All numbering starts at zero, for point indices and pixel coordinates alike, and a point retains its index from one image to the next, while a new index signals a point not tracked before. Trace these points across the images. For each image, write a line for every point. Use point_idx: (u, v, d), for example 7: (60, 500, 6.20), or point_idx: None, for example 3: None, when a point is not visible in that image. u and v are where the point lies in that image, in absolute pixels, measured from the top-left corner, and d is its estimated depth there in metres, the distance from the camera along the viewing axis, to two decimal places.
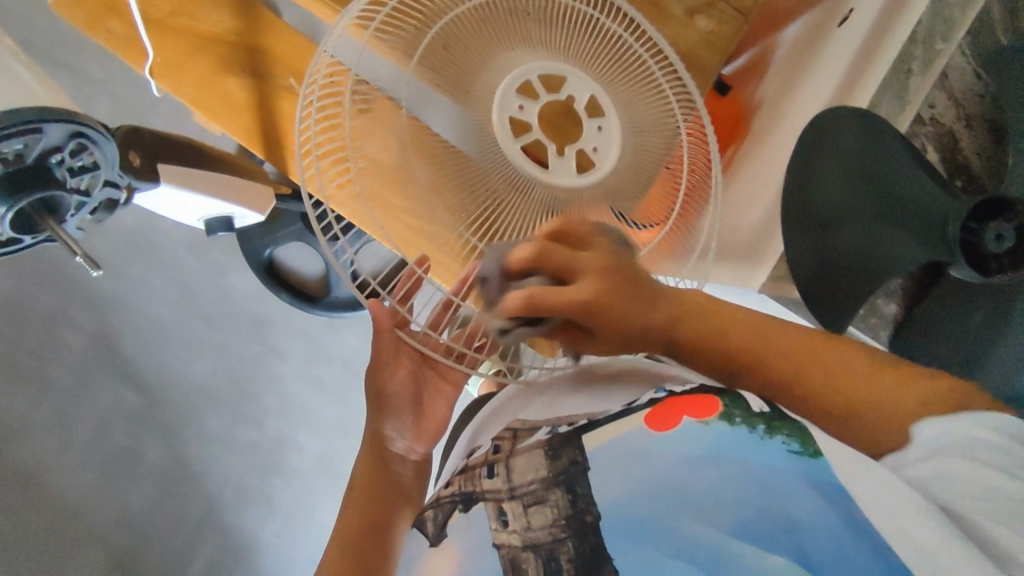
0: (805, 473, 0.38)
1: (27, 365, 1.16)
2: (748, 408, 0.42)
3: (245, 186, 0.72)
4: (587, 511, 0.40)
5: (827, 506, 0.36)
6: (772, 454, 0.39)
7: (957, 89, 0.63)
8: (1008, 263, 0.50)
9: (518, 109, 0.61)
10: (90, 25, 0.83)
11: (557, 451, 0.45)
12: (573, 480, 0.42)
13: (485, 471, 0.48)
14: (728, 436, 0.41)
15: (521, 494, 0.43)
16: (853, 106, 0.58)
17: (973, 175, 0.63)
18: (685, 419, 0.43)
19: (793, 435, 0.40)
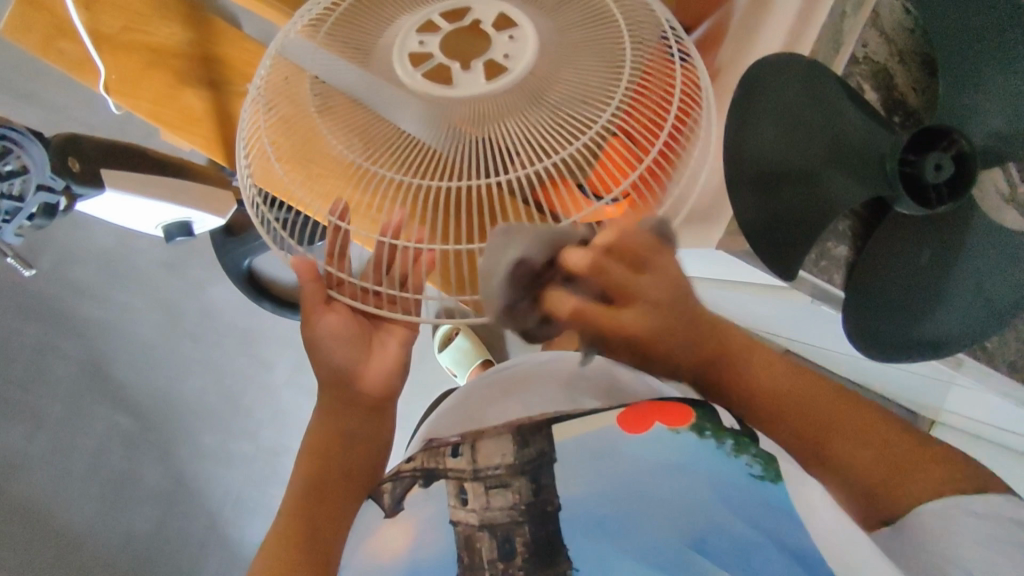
0: (759, 490, 0.44)
1: (15, 399, 1.14)
2: (718, 422, 0.47)
3: (205, 191, 0.74)
4: (549, 502, 0.46)
5: (769, 513, 0.43)
6: (735, 471, 0.45)
7: (887, 27, 0.60)
8: (946, 191, 0.53)
9: (418, 45, 0.57)
10: (44, 50, 0.82)
11: (526, 439, 0.49)
12: (539, 471, 0.47)
13: (451, 449, 0.50)
14: (695, 447, 0.46)
15: (484, 476, 0.47)
16: (802, 57, 0.57)
17: (910, 111, 0.60)
18: (657, 424, 0.48)
19: (759, 457, 0.45)
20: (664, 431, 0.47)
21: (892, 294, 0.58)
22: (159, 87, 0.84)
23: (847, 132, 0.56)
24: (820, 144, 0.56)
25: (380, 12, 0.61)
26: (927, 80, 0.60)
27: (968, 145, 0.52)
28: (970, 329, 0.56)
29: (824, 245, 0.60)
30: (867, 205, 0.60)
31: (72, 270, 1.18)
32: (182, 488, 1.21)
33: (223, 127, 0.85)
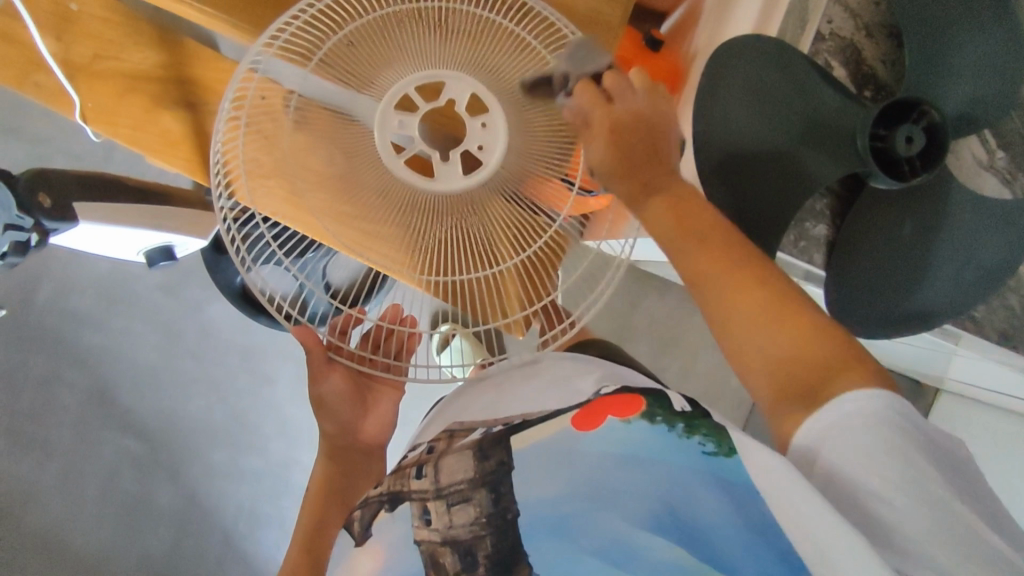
0: (714, 471, 0.44)
1: (26, 431, 1.16)
2: (670, 407, 0.48)
3: (187, 213, 0.73)
4: (508, 509, 0.45)
5: (730, 504, 0.42)
6: (689, 452, 0.45)
7: (853, 2, 0.58)
8: (919, 163, 0.52)
9: (397, 125, 0.60)
10: (19, 84, 0.82)
11: (485, 452, 0.50)
12: (498, 481, 0.47)
13: (415, 471, 0.52)
14: (649, 434, 0.46)
15: (446, 494, 0.47)
16: (771, 35, 0.56)
17: (881, 84, 0.58)
18: (610, 418, 0.49)
19: (710, 435, 0.46)
20: (616, 422, 0.49)
21: (881, 283, 0.57)
22: (137, 112, 0.83)
23: (818, 109, 0.55)
24: (794, 124, 0.56)
25: (378, 47, 0.61)
26: (895, 53, 0.59)
27: (939, 115, 0.52)
28: (957, 301, 0.56)
29: (802, 225, 0.59)
30: (840, 182, 0.59)
31: (71, 299, 1.18)
32: (194, 508, 1.22)
33: (205, 149, 0.85)
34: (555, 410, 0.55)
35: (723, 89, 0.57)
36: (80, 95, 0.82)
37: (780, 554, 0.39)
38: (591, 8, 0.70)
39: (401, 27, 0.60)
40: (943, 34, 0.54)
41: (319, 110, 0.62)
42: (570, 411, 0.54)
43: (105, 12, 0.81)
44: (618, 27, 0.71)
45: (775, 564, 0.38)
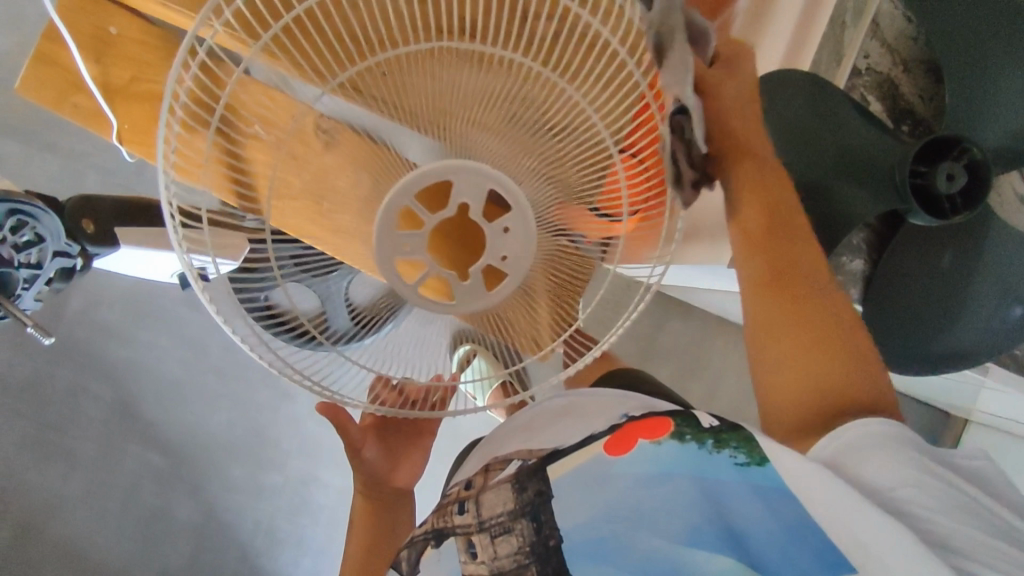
0: (749, 481, 0.43)
1: (52, 441, 1.16)
2: (698, 424, 0.47)
3: (223, 236, 0.73)
4: (550, 537, 0.44)
5: (770, 514, 0.41)
6: (718, 465, 0.44)
7: (889, 36, 0.58)
8: (960, 201, 0.53)
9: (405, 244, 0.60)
10: (58, 105, 0.84)
11: (522, 484, 0.49)
12: (537, 509, 0.46)
13: (456, 508, 0.50)
14: (678, 453, 0.46)
15: (489, 526, 0.46)
16: (804, 70, 0.55)
17: (919, 117, 0.60)
18: (640, 440, 0.48)
19: (741, 446, 0.44)
20: (647, 444, 0.47)
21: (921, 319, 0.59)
22: None
23: (851, 143, 0.55)
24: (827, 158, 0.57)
25: (405, 76, 0.55)
26: (933, 89, 0.60)
27: (981, 152, 0.52)
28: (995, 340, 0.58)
29: (839, 261, 0.61)
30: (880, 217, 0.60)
31: (99, 312, 1.20)
32: (211, 523, 1.22)
33: None
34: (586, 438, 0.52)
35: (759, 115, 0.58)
36: (117, 116, 0.83)
37: (817, 553, 0.39)
38: None
39: (433, 55, 0.54)
40: (983, 70, 0.55)
41: (348, 131, 0.61)
42: (601, 438, 0.51)
43: (141, 34, 0.81)
44: None
45: (813, 563, 0.38)
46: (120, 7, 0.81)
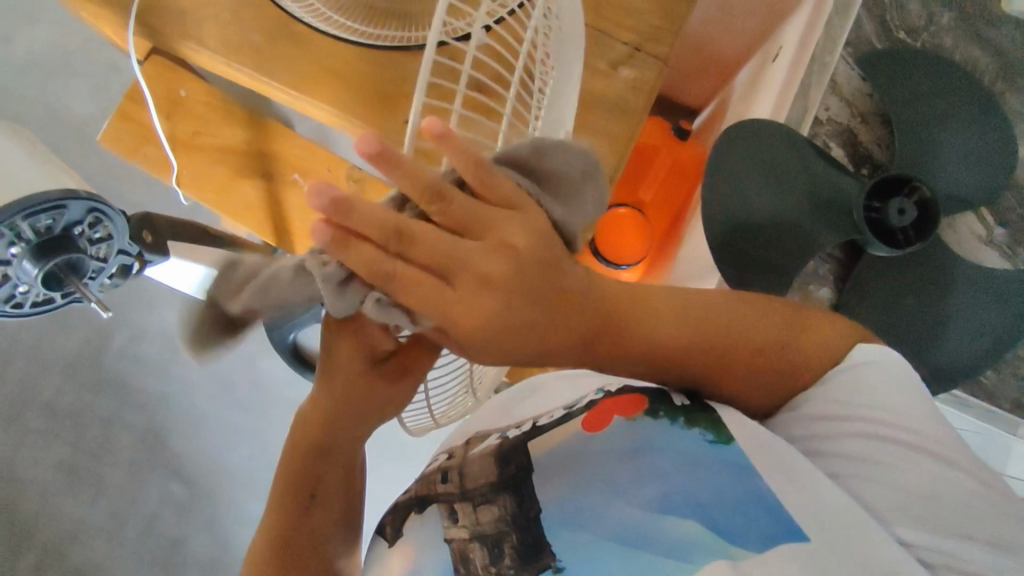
0: (716, 456, 0.48)
1: (85, 466, 1.24)
2: (671, 403, 0.53)
3: (254, 262, 0.76)
4: (531, 508, 0.50)
5: (735, 482, 0.46)
6: (691, 441, 0.49)
7: (847, 93, 0.65)
8: (913, 233, 0.57)
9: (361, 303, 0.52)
10: (132, 153, 0.96)
11: (507, 458, 0.54)
12: (519, 485, 0.52)
13: (440, 476, 0.57)
14: (654, 429, 0.51)
15: (472, 495, 0.53)
16: (770, 121, 0.62)
17: (877, 163, 0.64)
18: (616, 418, 0.53)
19: (710, 425, 0.50)
20: (622, 421, 0.53)
21: (897, 335, 0.60)
22: (223, 179, 0.94)
23: (819, 183, 0.61)
24: (801, 189, 0.61)
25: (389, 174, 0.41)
26: (889, 137, 0.65)
27: (929, 191, 0.56)
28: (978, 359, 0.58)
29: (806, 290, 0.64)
30: (841, 248, 0.64)
31: (140, 346, 1.27)
32: (224, 560, 1.24)
33: (274, 213, 0.93)
34: (565, 414, 0.57)
35: (730, 154, 0.63)
36: (179, 163, 0.93)
37: (777, 519, 0.43)
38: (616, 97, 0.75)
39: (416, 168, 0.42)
40: (928, 110, 0.60)
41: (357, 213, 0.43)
42: (579, 415, 0.56)
43: (208, 97, 0.94)
44: (643, 115, 0.75)
45: (771, 525, 0.43)
46: (192, 74, 0.93)
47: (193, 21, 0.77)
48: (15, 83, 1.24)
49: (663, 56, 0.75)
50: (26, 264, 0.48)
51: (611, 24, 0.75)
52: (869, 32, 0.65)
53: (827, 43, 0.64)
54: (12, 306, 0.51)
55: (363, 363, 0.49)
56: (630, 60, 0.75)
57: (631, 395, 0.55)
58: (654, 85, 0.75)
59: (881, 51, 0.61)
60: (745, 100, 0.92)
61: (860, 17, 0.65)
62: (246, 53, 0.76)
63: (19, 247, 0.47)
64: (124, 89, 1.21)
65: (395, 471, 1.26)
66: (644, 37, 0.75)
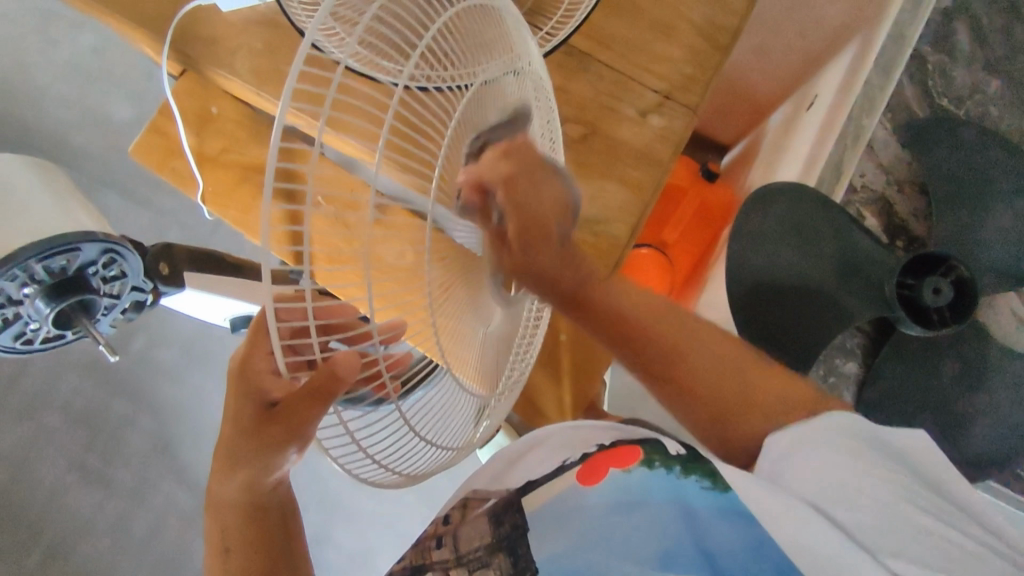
0: (718, 507, 0.45)
1: (94, 468, 1.25)
2: (666, 452, 0.49)
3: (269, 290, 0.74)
4: (527, 570, 0.45)
5: (737, 535, 0.43)
6: (689, 491, 0.47)
7: (884, 159, 0.62)
8: (948, 315, 0.54)
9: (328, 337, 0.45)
10: (161, 167, 0.97)
11: (499, 517, 0.49)
12: (515, 544, 0.47)
13: (435, 542, 0.50)
14: (649, 480, 0.48)
15: (467, 560, 0.47)
16: (789, 183, 0.61)
17: (913, 235, 0.61)
18: (612, 470, 0.50)
19: (706, 474, 0.46)
20: (617, 473, 0.49)
21: (930, 410, 0.57)
22: (246, 199, 0.94)
23: (850, 252, 0.58)
24: (830, 258, 0.59)
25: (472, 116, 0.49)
26: (926, 208, 0.62)
27: (967, 271, 0.53)
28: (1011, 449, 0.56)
29: (831, 360, 0.62)
30: (873, 323, 0.62)
31: (158, 353, 1.28)
32: None
33: None
34: (559, 468, 0.53)
35: (756, 214, 0.62)
36: (205, 179, 0.94)
37: (777, 566, 0.41)
38: (643, 145, 0.74)
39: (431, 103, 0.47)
40: (971, 181, 0.57)
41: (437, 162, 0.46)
42: (573, 467, 0.52)
43: (238, 115, 0.94)
44: (669, 164, 0.74)
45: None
46: (223, 93, 0.94)
47: (225, 47, 0.77)
48: (55, 86, 1.26)
49: (693, 105, 0.74)
50: (38, 303, 0.49)
51: (642, 69, 0.74)
52: (911, 95, 0.63)
53: (868, 103, 0.62)
54: (24, 342, 0.52)
55: (250, 409, 0.43)
56: (659, 108, 0.74)
57: (627, 446, 0.51)
58: (684, 135, 0.74)
59: (922, 119, 0.59)
60: (776, 147, 0.90)
61: (901, 80, 0.63)
62: (274, 81, 0.77)
63: (32, 287, 0.48)
64: (158, 102, 1.24)
65: (398, 494, 1.26)
66: (675, 85, 0.74)
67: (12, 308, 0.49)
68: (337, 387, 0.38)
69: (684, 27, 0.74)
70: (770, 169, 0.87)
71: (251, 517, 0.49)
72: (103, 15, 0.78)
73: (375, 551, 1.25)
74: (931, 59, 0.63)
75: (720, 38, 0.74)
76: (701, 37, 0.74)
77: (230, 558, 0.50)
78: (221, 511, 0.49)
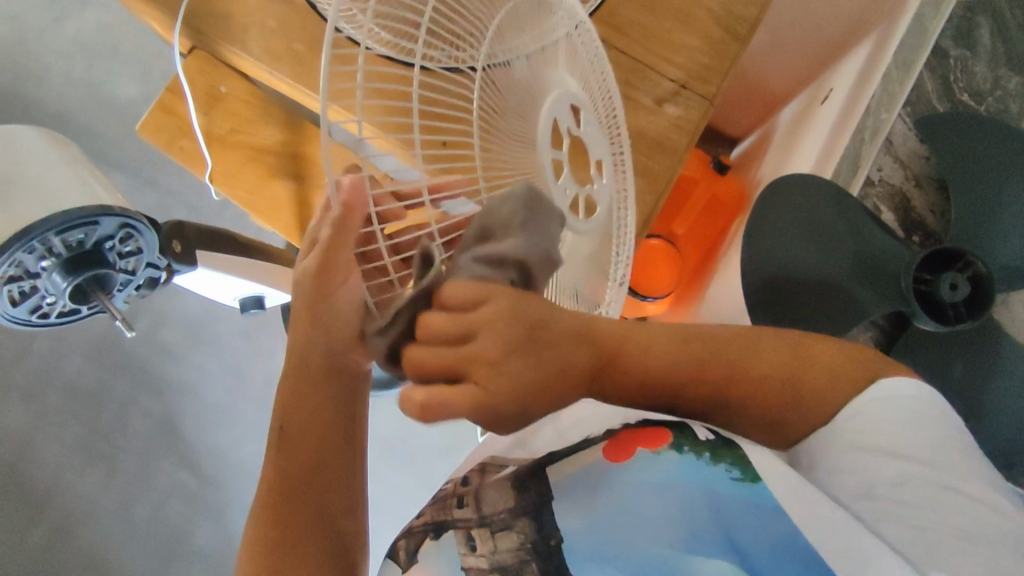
0: (748, 497, 0.44)
1: (99, 446, 1.26)
2: (694, 437, 0.48)
3: (277, 271, 0.74)
4: (552, 535, 0.44)
5: (767, 518, 0.43)
6: (716, 478, 0.45)
7: (902, 154, 0.62)
8: (964, 310, 0.54)
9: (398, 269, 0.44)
10: (169, 145, 0.96)
11: (524, 483, 0.48)
12: (542, 508, 0.45)
13: (456, 499, 0.49)
14: (678, 465, 0.46)
15: (490, 520, 0.45)
16: (799, 174, 0.61)
17: (929, 231, 0.61)
18: (639, 450, 0.48)
19: (736, 462, 0.46)
20: (645, 453, 0.47)
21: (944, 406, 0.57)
22: (254, 179, 0.93)
23: (865, 246, 0.58)
24: (845, 253, 0.59)
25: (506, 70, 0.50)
26: (943, 204, 0.62)
27: (985, 267, 0.54)
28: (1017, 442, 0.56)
29: None
30: (886, 318, 0.62)
31: (162, 333, 1.28)
32: (228, 550, 1.25)
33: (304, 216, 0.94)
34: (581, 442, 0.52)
35: (778, 204, 0.62)
36: (213, 158, 0.93)
37: (805, 561, 0.41)
38: (658, 133, 0.73)
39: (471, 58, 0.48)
40: (989, 178, 0.57)
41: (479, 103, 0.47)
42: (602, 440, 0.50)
43: (247, 95, 0.93)
44: (684, 154, 0.73)
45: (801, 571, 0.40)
46: (233, 72, 0.93)
47: (237, 27, 0.77)
48: (60, 63, 1.25)
49: (709, 95, 0.74)
50: (55, 276, 0.49)
51: (658, 57, 0.73)
52: (931, 90, 0.62)
53: (887, 97, 0.61)
54: (40, 316, 0.52)
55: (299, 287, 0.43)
56: (675, 97, 0.73)
57: (653, 429, 0.49)
58: (699, 125, 0.74)
59: (942, 113, 0.59)
60: (788, 139, 0.89)
61: (922, 74, 0.62)
62: (286, 61, 0.76)
63: (49, 261, 0.48)
64: (165, 81, 1.23)
65: (399, 479, 1.26)
66: (691, 74, 0.73)
67: (29, 281, 0.49)
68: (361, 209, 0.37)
69: (704, 16, 0.73)
70: (782, 162, 0.87)
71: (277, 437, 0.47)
72: None
73: (376, 535, 1.26)
74: (953, 53, 0.63)
75: (739, 28, 0.73)
76: (719, 26, 0.73)
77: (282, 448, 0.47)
78: (296, 395, 0.47)
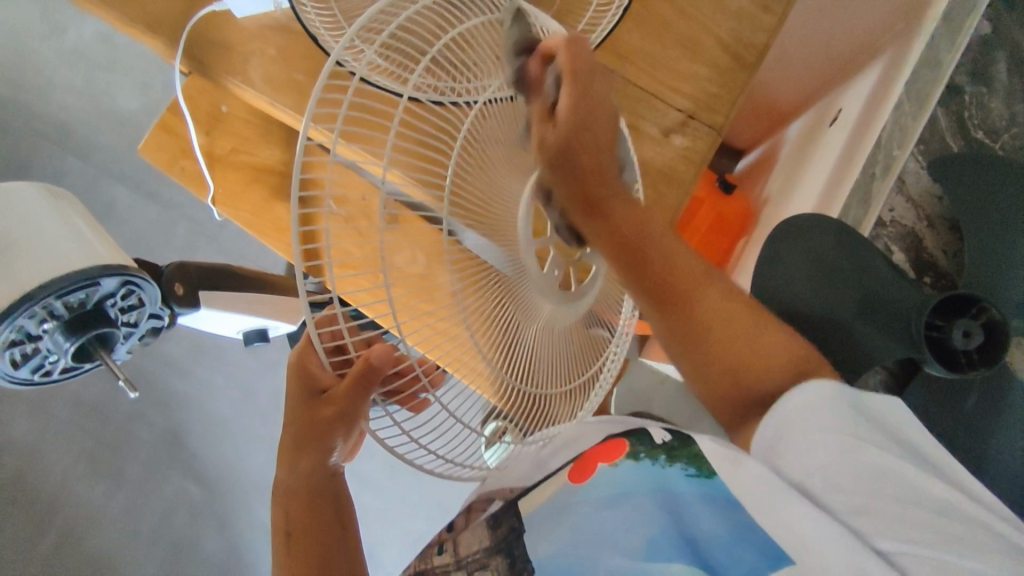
0: (702, 495, 0.43)
1: (103, 459, 1.23)
2: (651, 441, 0.47)
3: (280, 301, 0.73)
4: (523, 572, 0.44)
5: (722, 518, 0.42)
6: (671, 479, 0.45)
7: (914, 193, 0.61)
8: (977, 356, 0.53)
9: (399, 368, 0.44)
10: (170, 165, 0.95)
11: (497, 518, 0.47)
12: (512, 545, 0.45)
13: (437, 548, 0.50)
14: (635, 473, 0.46)
15: (464, 565, 0.47)
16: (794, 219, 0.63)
17: (941, 272, 0.61)
18: (600, 464, 0.47)
19: (691, 460, 0.44)
20: (604, 469, 0.47)
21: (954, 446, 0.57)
22: (257, 200, 0.92)
23: (875, 286, 0.58)
24: (854, 294, 0.59)
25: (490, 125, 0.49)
26: (957, 244, 0.61)
27: (999, 312, 0.52)
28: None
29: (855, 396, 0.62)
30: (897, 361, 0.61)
31: (166, 347, 1.28)
32: (234, 562, 1.26)
33: None
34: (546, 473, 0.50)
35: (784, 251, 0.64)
36: (215, 179, 0.92)
37: (761, 549, 0.39)
38: (665, 164, 0.72)
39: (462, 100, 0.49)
40: (1000, 217, 0.56)
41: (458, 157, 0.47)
42: (565, 466, 0.49)
43: (249, 115, 0.92)
44: (692, 185, 0.72)
45: (758, 559, 0.39)
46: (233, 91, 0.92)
47: (238, 56, 0.76)
48: (61, 74, 1.25)
49: (718, 125, 0.73)
50: (57, 337, 0.48)
51: (666, 86, 0.72)
52: (944, 127, 0.61)
53: (899, 132, 0.60)
54: (42, 374, 0.52)
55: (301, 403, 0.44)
56: (682, 128, 0.72)
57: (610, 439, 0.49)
58: (707, 155, 0.73)
59: (954, 155, 0.59)
60: (795, 159, 0.88)
61: (935, 110, 0.61)
62: (289, 91, 0.76)
63: (52, 323, 0.48)
64: (166, 92, 1.22)
65: (405, 491, 1.26)
66: (699, 105, 0.72)
67: (31, 343, 0.49)
68: (376, 371, 0.40)
69: (711, 44, 0.72)
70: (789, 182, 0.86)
71: (281, 533, 0.48)
72: (115, 18, 0.76)
73: (383, 547, 1.27)
74: (966, 90, 0.62)
75: (747, 56, 0.72)
76: (726, 53, 0.72)
77: (290, 545, 0.47)
78: (291, 497, 0.47)
